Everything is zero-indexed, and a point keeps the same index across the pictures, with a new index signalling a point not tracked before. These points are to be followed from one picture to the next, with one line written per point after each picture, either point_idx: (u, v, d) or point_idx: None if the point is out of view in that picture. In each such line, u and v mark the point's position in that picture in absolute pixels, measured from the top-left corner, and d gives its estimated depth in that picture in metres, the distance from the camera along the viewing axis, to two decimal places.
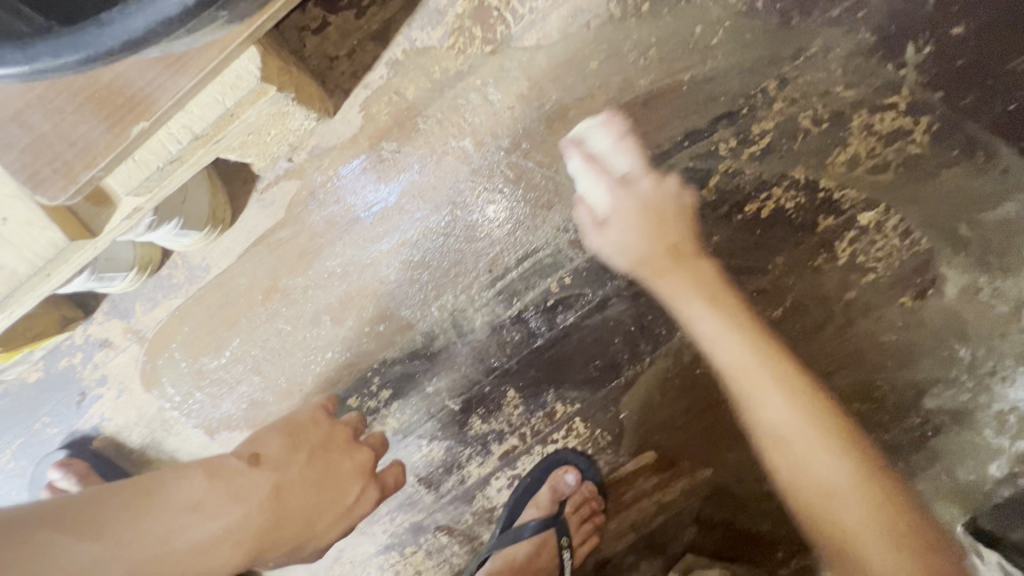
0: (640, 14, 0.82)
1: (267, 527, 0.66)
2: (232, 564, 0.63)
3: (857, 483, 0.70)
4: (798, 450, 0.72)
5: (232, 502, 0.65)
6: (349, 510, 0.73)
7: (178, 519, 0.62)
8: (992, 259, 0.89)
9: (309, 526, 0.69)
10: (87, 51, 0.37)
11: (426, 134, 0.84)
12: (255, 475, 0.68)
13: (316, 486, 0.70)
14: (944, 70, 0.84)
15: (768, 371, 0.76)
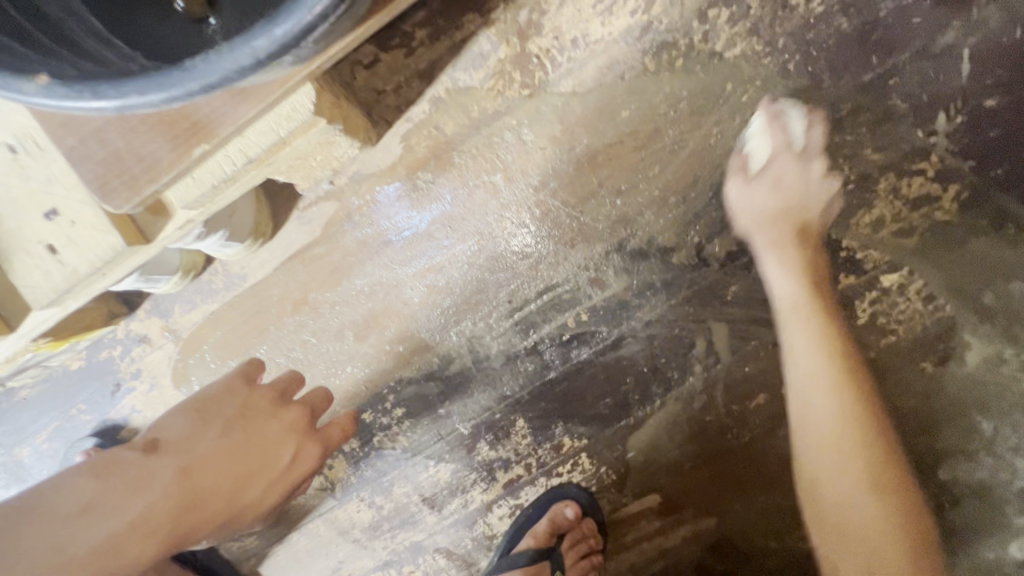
0: (673, 68, 0.85)
1: (194, 507, 0.65)
2: (149, 555, 0.61)
3: (863, 483, 0.78)
4: (849, 497, 0.77)
5: (138, 492, 0.62)
6: (298, 464, 0.74)
7: (82, 525, 0.58)
8: (1020, 331, 0.88)
9: (250, 485, 0.69)
10: (168, 92, 0.41)
11: (460, 167, 0.89)
12: (156, 457, 0.65)
13: (248, 446, 0.70)
14: (976, 140, 0.85)
15: (846, 398, 0.79)
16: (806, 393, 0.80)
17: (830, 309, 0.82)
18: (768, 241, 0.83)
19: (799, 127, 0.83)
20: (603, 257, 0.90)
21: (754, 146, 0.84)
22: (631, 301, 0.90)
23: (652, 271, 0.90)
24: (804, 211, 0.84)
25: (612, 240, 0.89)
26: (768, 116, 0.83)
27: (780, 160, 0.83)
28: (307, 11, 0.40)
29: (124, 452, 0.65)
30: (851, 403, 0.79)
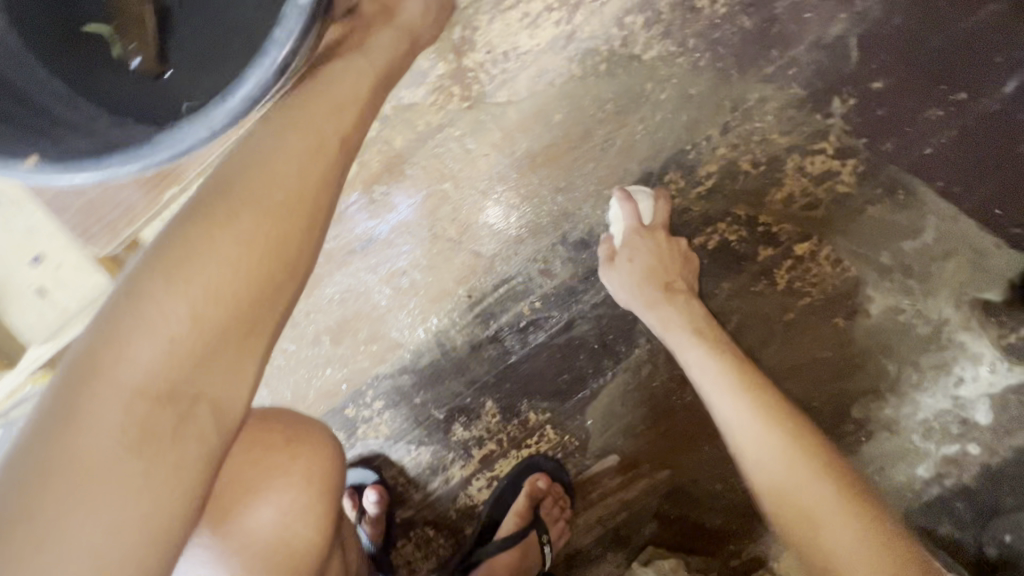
0: (597, 73, 0.94)
1: (275, 285, 0.52)
2: (286, 275, 0.54)
3: (823, 484, 0.72)
4: (819, 523, 0.70)
5: (182, 303, 0.48)
6: (352, 138, 0.61)
7: (150, 363, 0.47)
8: (913, 283, 1.01)
9: (310, 210, 0.55)
10: (144, 164, 0.47)
11: (411, 178, 0.96)
12: (178, 271, 0.49)
13: (295, 187, 0.54)
14: (867, 119, 0.96)
15: (772, 418, 0.79)
16: (757, 452, 0.77)
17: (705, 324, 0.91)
18: (647, 300, 0.93)
19: (647, 205, 0.95)
20: (551, 249, 0.99)
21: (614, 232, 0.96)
22: (579, 286, 1.00)
23: (595, 258, 0.99)
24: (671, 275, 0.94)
25: (557, 234, 0.99)
26: (621, 198, 0.94)
27: (643, 239, 0.93)
28: (253, 85, 0.47)
29: (154, 257, 0.50)
30: (776, 425, 0.78)
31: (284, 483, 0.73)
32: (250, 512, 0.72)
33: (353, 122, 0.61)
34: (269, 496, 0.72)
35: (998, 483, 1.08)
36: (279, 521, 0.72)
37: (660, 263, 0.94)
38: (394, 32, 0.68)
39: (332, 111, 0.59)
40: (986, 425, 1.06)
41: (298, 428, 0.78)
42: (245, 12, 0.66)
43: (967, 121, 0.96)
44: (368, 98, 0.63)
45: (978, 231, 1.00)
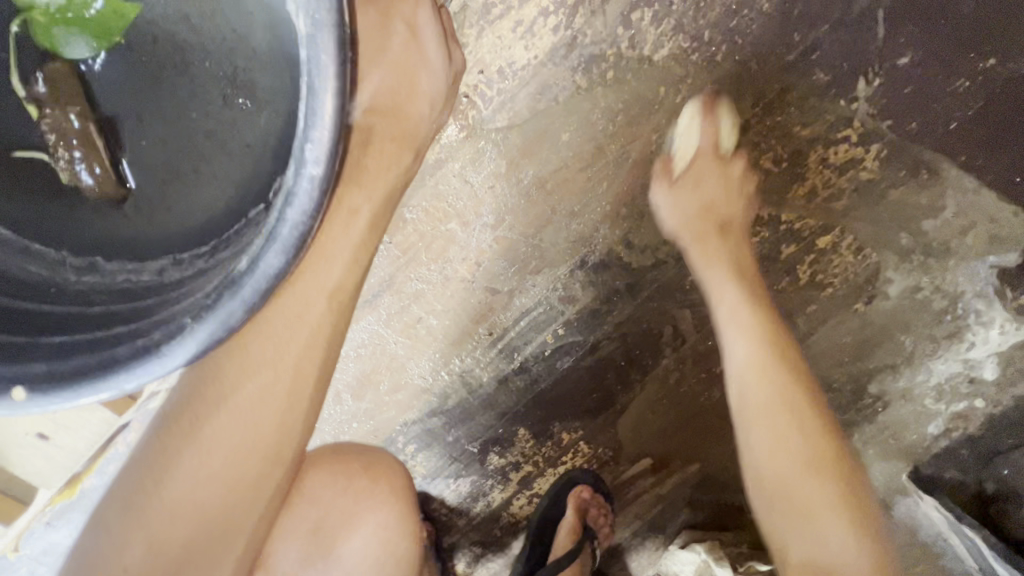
0: (605, 81, 0.84)
1: (280, 454, 0.56)
2: (291, 425, 0.55)
3: (818, 474, 0.77)
4: (800, 491, 0.76)
5: (205, 460, 0.54)
6: (348, 283, 0.54)
7: (173, 514, 0.53)
8: (934, 260, 0.99)
9: (310, 397, 0.56)
10: (158, 376, 0.41)
11: (413, 222, 0.89)
12: (199, 437, 0.54)
13: (297, 364, 0.54)
14: (892, 99, 0.89)
15: (791, 408, 0.79)
16: (744, 386, 0.81)
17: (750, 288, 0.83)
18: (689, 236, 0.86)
19: (728, 128, 0.84)
20: (569, 276, 0.94)
21: (679, 145, 0.86)
22: (601, 308, 0.96)
23: (616, 278, 0.95)
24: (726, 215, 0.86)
25: (574, 259, 0.93)
26: (699, 108, 0.83)
27: (703, 161, 0.85)
28: (263, 275, 0.39)
29: (185, 406, 0.56)
30: (784, 405, 0.79)
31: (374, 505, 0.81)
32: (346, 539, 0.80)
33: (348, 269, 0.53)
34: (362, 524, 0.80)
35: (997, 428, 1.10)
36: (373, 548, 0.80)
37: (710, 198, 0.86)
38: (398, 130, 0.55)
39: (325, 259, 0.52)
40: (990, 380, 1.07)
41: (373, 457, 0.84)
42: (209, 108, 0.55)
43: (995, 88, 0.89)
44: (367, 232, 0.54)
45: (999, 201, 0.95)
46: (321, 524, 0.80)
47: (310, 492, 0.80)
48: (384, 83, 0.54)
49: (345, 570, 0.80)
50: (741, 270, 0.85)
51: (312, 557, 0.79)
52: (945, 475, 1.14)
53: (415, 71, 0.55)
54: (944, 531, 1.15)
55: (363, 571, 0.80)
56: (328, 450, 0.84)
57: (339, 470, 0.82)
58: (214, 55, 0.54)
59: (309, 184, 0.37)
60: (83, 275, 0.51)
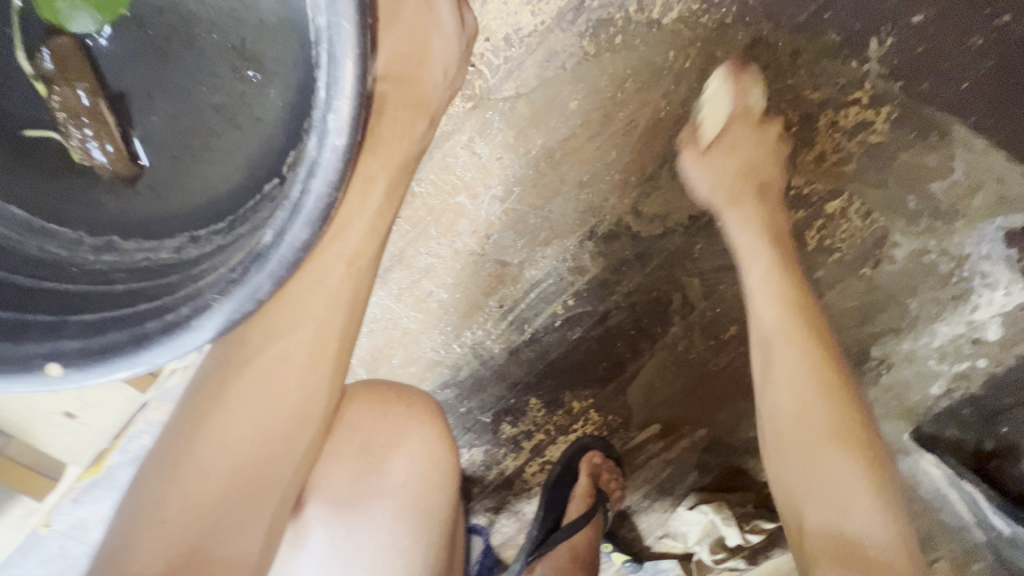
0: (613, 47, 0.82)
1: (310, 412, 0.56)
2: (320, 385, 0.56)
3: (843, 445, 0.75)
4: (819, 466, 0.75)
5: (234, 420, 0.53)
6: (368, 250, 0.54)
7: (203, 474, 0.51)
8: (941, 222, 0.99)
9: (335, 359, 0.56)
10: (187, 350, 0.41)
11: (421, 196, 0.89)
12: (227, 398, 0.53)
13: (320, 330, 0.54)
14: (904, 58, 0.88)
15: (814, 395, 0.78)
16: (770, 345, 0.82)
17: (783, 257, 0.84)
18: (720, 202, 0.87)
19: (756, 92, 0.83)
20: (578, 246, 0.94)
21: (706, 117, 0.85)
22: (610, 278, 0.97)
23: (625, 247, 0.95)
24: (767, 175, 0.86)
25: (583, 230, 0.93)
26: (728, 75, 0.81)
27: (735, 129, 0.84)
28: (289, 248, 0.39)
29: (207, 376, 0.55)
30: (810, 378, 0.79)
31: (414, 425, 0.74)
32: (393, 460, 0.73)
33: (366, 237, 0.53)
34: (406, 444, 0.73)
35: (999, 386, 1.12)
36: (418, 467, 0.73)
37: (750, 157, 0.85)
38: (412, 99, 0.54)
39: (342, 228, 0.51)
40: (994, 341, 1.08)
41: (406, 386, 0.78)
42: (219, 82, 0.54)
43: (1009, 45, 0.88)
44: (384, 201, 0.54)
45: (1007, 162, 0.95)
46: (369, 444, 0.72)
47: (350, 419, 0.73)
48: (396, 49, 0.52)
49: (393, 493, 0.72)
50: (775, 238, 0.86)
51: (361, 483, 0.72)
52: (946, 433, 1.17)
53: (427, 35, 0.54)
54: (945, 486, 1.17)
55: (413, 495, 0.73)
56: (357, 383, 0.77)
57: (377, 400, 0.75)
58: (221, 28, 0.53)
59: (332, 154, 0.36)
60: (100, 254, 0.51)
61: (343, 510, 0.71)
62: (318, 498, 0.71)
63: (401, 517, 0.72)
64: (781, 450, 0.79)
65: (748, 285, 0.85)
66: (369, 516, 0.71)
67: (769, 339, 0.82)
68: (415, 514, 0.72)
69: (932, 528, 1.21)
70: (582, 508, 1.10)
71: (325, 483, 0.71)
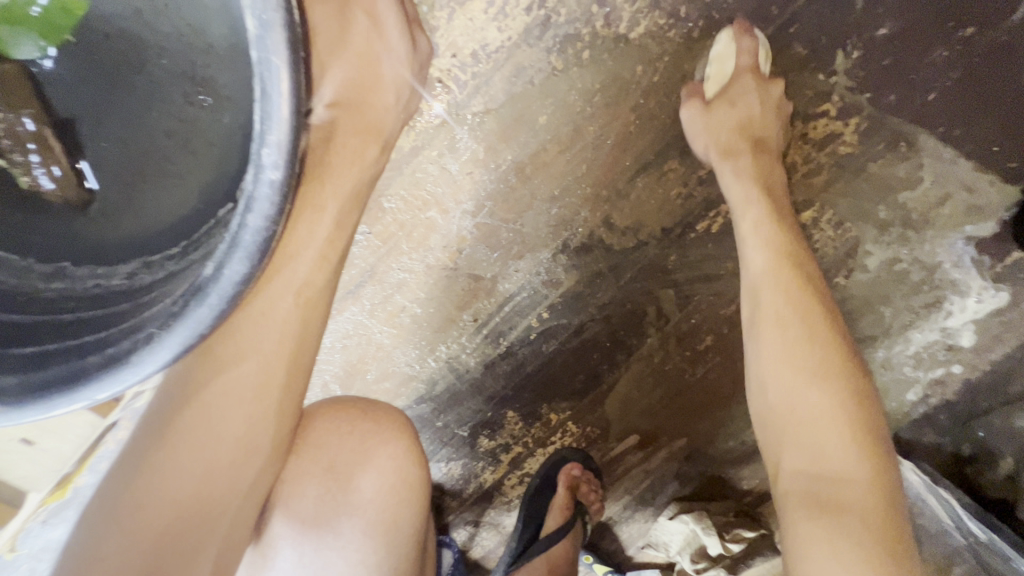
0: (581, 62, 0.82)
1: (258, 441, 0.55)
2: (268, 413, 0.55)
3: (837, 427, 0.68)
4: (815, 426, 0.69)
5: (179, 452, 0.52)
6: (317, 281, 0.54)
7: (148, 509, 0.49)
8: (912, 231, 1.00)
9: (283, 384, 0.55)
10: (127, 386, 0.40)
11: (392, 212, 0.88)
12: (170, 429, 0.52)
13: (267, 358, 0.53)
14: (871, 71, 0.88)
15: (807, 364, 0.70)
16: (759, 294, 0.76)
17: (759, 153, 0.82)
18: (716, 154, 0.83)
19: (763, 51, 0.82)
20: (551, 259, 0.94)
21: (711, 74, 0.84)
22: (584, 291, 0.97)
23: (598, 260, 0.95)
24: (764, 129, 0.82)
25: (556, 243, 0.93)
26: (735, 34, 0.81)
27: (744, 80, 0.81)
28: (228, 282, 0.38)
29: (157, 409, 0.55)
30: (819, 364, 0.70)
31: (381, 441, 0.74)
32: (360, 477, 0.72)
33: (315, 268, 0.53)
34: (373, 461, 0.73)
35: (974, 391, 1.13)
36: (386, 483, 0.72)
37: (748, 117, 0.82)
38: (364, 126, 0.54)
39: (290, 258, 0.52)
40: (968, 347, 1.09)
41: (371, 401, 0.78)
42: (170, 107, 0.54)
43: (972, 57, 0.89)
44: (335, 229, 0.54)
45: (975, 171, 0.96)
46: (334, 463, 0.72)
47: (315, 438, 0.73)
48: (344, 76, 0.53)
49: (362, 509, 0.72)
50: (769, 191, 0.81)
51: (328, 502, 0.72)
52: (924, 438, 1.18)
53: (377, 61, 0.54)
54: (922, 492, 1.19)
55: (383, 511, 0.72)
56: (323, 403, 0.77)
57: (342, 418, 0.75)
58: (170, 53, 0.53)
59: (268, 188, 0.36)
60: (50, 282, 0.50)
61: (310, 529, 0.71)
62: (284, 517, 0.71)
63: (370, 533, 0.71)
64: (772, 421, 0.72)
65: (722, 184, 0.83)
66: (338, 534, 0.71)
67: (753, 330, 0.76)
68: (383, 528, 0.72)
69: (912, 534, 1.22)
70: (560, 520, 1.10)
71: (292, 503, 0.71)
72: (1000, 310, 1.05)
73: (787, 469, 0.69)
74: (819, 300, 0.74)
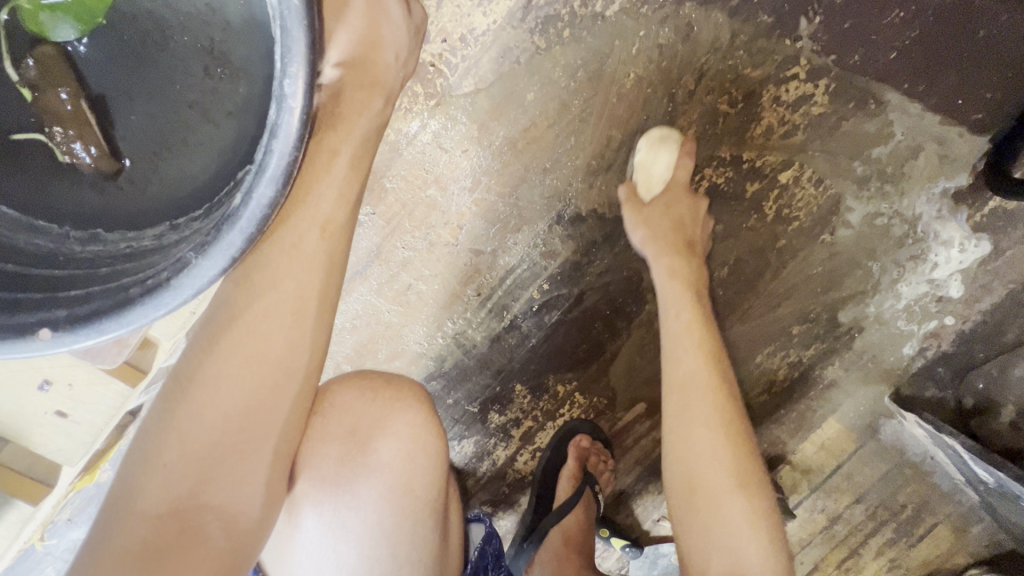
0: (562, 40, 0.89)
1: (293, 371, 0.57)
2: (299, 345, 0.57)
3: (741, 497, 0.76)
4: (716, 517, 0.75)
5: (224, 371, 0.55)
6: (339, 217, 0.57)
7: (198, 419, 0.54)
8: (890, 186, 1.05)
9: (314, 314, 0.58)
10: (168, 310, 0.44)
11: (394, 192, 0.94)
12: (219, 349, 0.55)
13: (298, 287, 0.56)
14: (833, 34, 0.95)
15: (721, 436, 0.79)
16: (672, 384, 0.84)
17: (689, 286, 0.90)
18: (656, 250, 0.92)
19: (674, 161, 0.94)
20: (547, 231, 0.98)
21: (640, 178, 0.94)
22: (581, 261, 1.01)
23: (593, 230, 0.99)
24: (694, 234, 0.93)
25: (552, 215, 0.97)
26: (653, 143, 0.92)
27: (679, 217, 0.93)
28: (257, 206, 0.42)
29: (205, 327, 0.58)
30: (726, 447, 0.79)
31: (402, 409, 0.75)
32: (381, 442, 0.73)
33: (337, 205, 0.56)
34: (393, 427, 0.73)
35: (969, 342, 1.15)
36: (405, 450, 0.73)
37: (680, 219, 0.93)
38: (367, 80, 0.59)
39: (307, 200, 0.54)
40: (957, 298, 1.12)
41: (396, 376, 0.79)
42: (191, 79, 0.59)
43: (927, 17, 0.96)
44: (348, 177, 0.57)
45: (943, 124, 1.01)
46: (357, 427, 0.72)
47: (340, 403, 0.74)
48: (353, 36, 0.58)
49: (381, 474, 0.72)
50: (697, 294, 0.91)
51: (350, 464, 0.71)
52: (924, 393, 1.19)
53: (377, 23, 0.60)
54: (931, 446, 1.18)
55: (402, 474, 0.72)
56: (351, 373, 0.78)
57: (367, 386, 0.76)
58: (190, 30, 0.58)
59: (291, 116, 0.41)
60: (86, 245, 0.54)
61: (330, 486, 0.70)
62: (306, 477, 0.70)
63: (388, 498, 0.71)
64: (690, 533, 0.77)
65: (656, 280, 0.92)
66: (355, 495, 0.71)
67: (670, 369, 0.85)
68: (400, 494, 0.72)
69: (923, 490, 1.24)
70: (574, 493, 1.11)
71: (314, 460, 0.71)
72: (983, 260, 1.10)
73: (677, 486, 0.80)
74: (738, 425, 0.81)
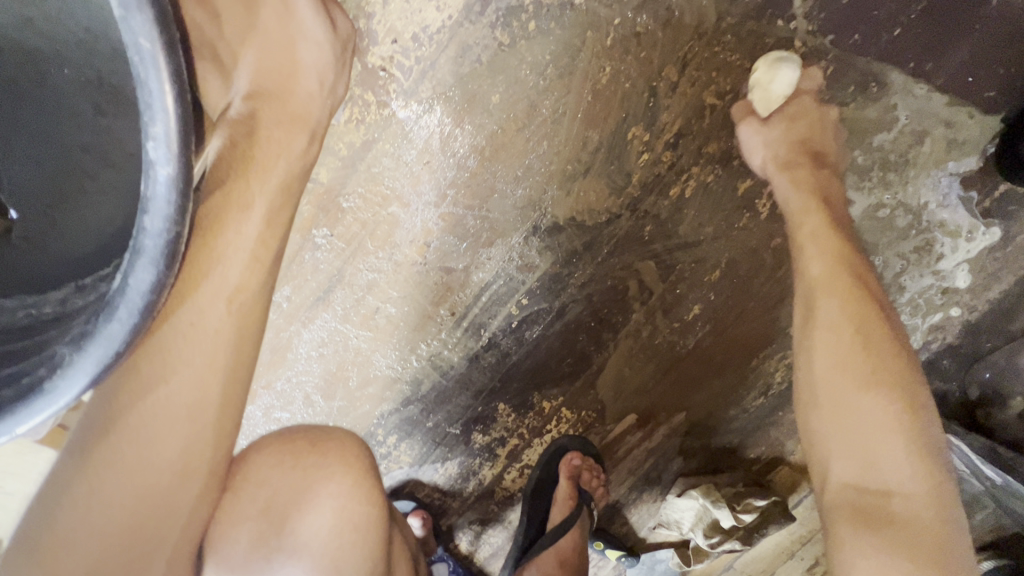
0: (528, 34, 0.80)
1: (190, 471, 0.53)
2: (191, 445, 0.52)
3: (878, 394, 0.69)
4: (855, 423, 0.69)
5: (104, 484, 0.49)
6: (251, 286, 0.53)
7: (72, 545, 0.48)
8: (893, 174, 0.96)
9: (215, 410, 0.53)
10: (50, 417, 0.37)
11: (352, 211, 0.86)
12: (96, 460, 0.49)
13: (199, 378, 0.52)
14: (829, 12, 0.86)
15: (873, 367, 0.70)
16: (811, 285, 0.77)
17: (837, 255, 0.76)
18: (777, 164, 0.84)
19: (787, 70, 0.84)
20: (523, 243, 0.91)
21: (757, 96, 0.85)
22: (562, 272, 0.94)
23: (572, 239, 0.92)
24: (822, 144, 0.86)
25: (526, 225, 0.90)
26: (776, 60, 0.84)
27: (802, 99, 0.87)
28: (136, 294, 0.35)
29: (84, 432, 0.52)
30: (872, 367, 0.71)
31: (325, 476, 0.67)
32: (301, 519, 0.66)
33: (248, 271, 0.53)
34: (314, 501, 0.66)
35: (977, 333, 1.09)
36: (328, 525, 0.65)
37: (803, 133, 0.86)
38: (284, 113, 0.60)
39: (220, 263, 0.51)
40: (964, 288, 1.05)
41: (325, 431, 0.72)
42: (81, 120, 0.53)
43: None
44: (265, 229, 0.55)
45: (950, 105, 0.93)
46: (272, 504, 0.66)
47: (258, 475, 0.68)
48: (258, 65, 0.60)
49: (302, 556, 0.65)
50: (827, 199, 0.82)
51: (263, 547, 0.65)
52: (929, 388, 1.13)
53: (291, 44, 0.61)
54: None
55: (323, 554, 0.65)
56: (273, 435, 0.72)
57: (287, 452, 0.69)
58: (70, 61, 0.52)
59: (164, 187, 0.34)
60: None
61: (241, 575, 0.64)
62: (214, 563, 0.64)
63: None
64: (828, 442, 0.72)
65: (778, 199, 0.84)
66: None
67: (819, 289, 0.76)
68: None
69: None
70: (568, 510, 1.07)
71: (223, 545, 0.64)
72: (992, 247, 1.02)
73: (838, 482, 0.70)
74: (891, 344, 0.72)
